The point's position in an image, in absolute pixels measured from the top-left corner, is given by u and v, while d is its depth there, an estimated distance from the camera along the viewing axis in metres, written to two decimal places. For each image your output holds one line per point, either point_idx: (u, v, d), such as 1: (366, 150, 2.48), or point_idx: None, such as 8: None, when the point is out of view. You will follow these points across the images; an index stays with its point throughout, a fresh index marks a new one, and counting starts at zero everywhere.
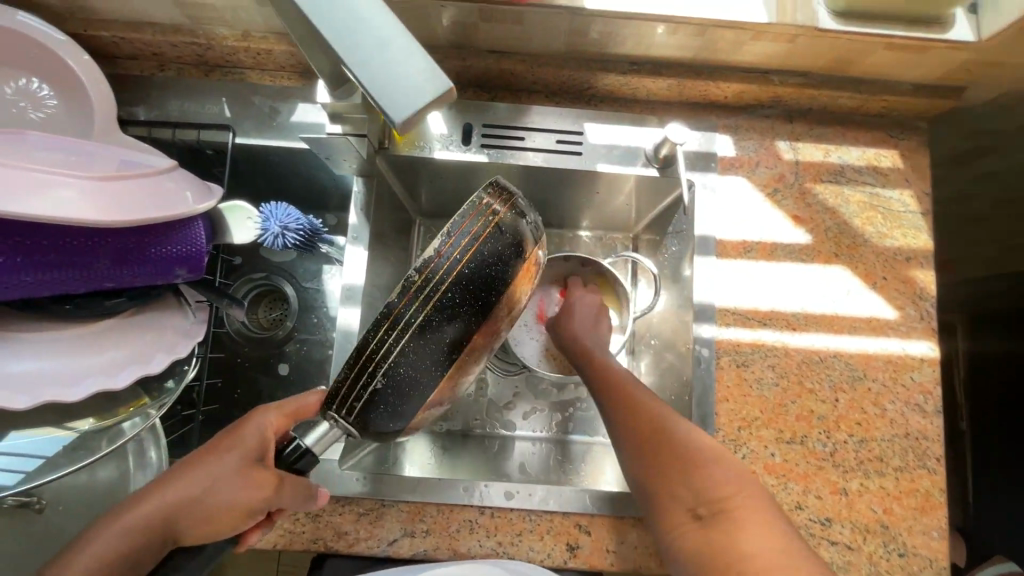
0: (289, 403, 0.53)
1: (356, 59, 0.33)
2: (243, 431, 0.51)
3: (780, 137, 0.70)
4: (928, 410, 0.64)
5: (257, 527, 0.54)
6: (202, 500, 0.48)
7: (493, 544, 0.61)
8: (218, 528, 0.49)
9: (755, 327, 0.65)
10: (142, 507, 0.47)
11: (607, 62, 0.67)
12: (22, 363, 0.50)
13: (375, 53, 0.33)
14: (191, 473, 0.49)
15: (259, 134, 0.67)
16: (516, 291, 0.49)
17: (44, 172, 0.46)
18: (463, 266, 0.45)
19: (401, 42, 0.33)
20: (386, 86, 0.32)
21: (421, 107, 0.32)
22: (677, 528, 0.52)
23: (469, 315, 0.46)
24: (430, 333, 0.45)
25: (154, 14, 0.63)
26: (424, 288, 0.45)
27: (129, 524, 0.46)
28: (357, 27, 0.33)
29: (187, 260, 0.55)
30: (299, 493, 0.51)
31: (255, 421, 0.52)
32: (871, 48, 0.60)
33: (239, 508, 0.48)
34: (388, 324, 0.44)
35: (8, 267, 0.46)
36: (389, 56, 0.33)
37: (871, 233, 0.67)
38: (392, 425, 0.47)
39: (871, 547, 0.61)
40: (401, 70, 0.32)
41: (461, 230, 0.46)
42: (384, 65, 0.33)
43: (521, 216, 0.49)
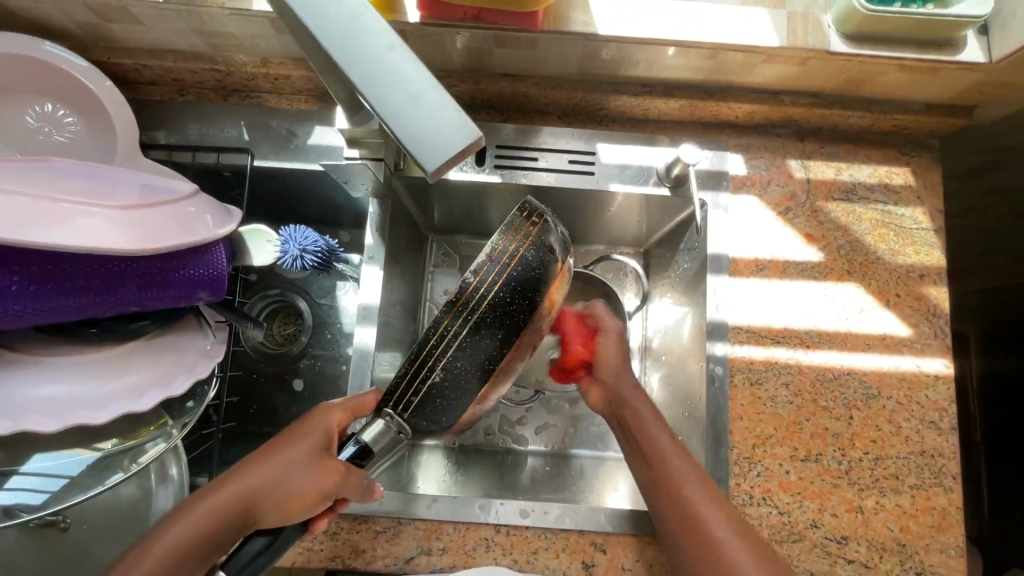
0: (348, 400, 0.54)
1: (386, 108, 0.33)
2: (312, 424, 0.52)
3: (791, 155, 0.70)
4: (943, 428, 0.64)
5: (324, 514, 0.53)
6: (274, 488, 0.48)
7: (509, 562, 0.61)
8: (292, 513, 0.49)
9: (768, 345, 0.66)
10: (217, 495, 0.47)
11: (619, 85, 0.68)
12: (49, 387, 0.51)
13: (405, 101, 0.34)
14: (263, 461, 0.49)
15: (277, 157, 0.68)
16: (554, 292, 0.53)
17: (71, 203, 0.47)
18: (513, 272, 0.50)
19: (430, 89, 0.34)
20: (418, 138, 0.33)
21: (453, 155, 0.32)
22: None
23: (517, 313, 0.50)
24: (484, 329, 0.49)
25: (175, 42, 0.65)
26: (479, 291, 0.49)
27: (205, 511, 0.46)
28: (387, 75, 0.34)
29: (208, 283, 0.56)
30: (361, 486, 0.51)
31: (320, 415, 0.52)
32: (884, 70, 0.61)
33: (311, 496, 0.48)
34: (445, 325, 0.49)
35: (36, 294, 0.48)
36: (418, 104, 0.33)
37: (884, 251, 0.68)
38: (446, 417, 0.51)
39: (888, 566, 0.61)
40: (431, 119, 0.33)
41: (508, 238, 0.51)
42: (416, 114, 0.33)
43: (555, 227, 0.53)
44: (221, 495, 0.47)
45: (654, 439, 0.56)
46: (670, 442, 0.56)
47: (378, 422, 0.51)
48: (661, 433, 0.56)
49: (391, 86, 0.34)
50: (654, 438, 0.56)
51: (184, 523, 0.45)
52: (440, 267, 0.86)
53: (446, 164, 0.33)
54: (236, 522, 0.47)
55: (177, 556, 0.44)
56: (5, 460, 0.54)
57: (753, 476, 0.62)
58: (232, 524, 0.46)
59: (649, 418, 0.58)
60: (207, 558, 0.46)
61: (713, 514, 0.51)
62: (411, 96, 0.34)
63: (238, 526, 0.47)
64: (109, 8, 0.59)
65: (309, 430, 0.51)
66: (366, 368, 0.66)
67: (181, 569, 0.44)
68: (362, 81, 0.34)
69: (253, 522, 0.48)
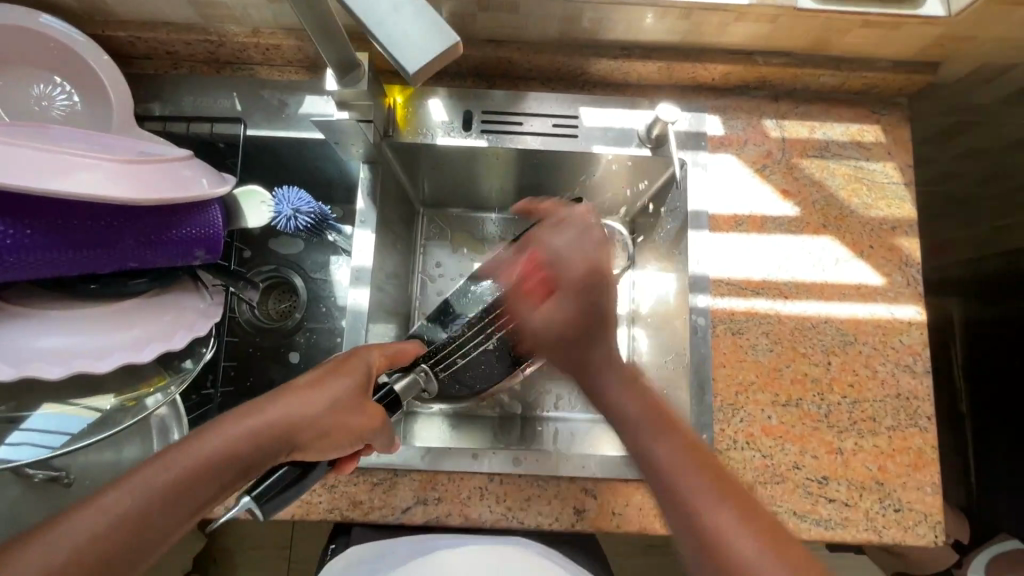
0: (388, 349, 0.58)
1: (366, 19, 0.33)
2: (354, 365, 0.53)
3: (767, 115, 0.73)
4: (918, 371, 0.66)
5: (352, 458, 0.55)
6: (317, 418, 0.48)
7: (503, 510, 0.63)
8: (328, 445, 0.49)
9: (748, 296, 0.68)
10: (262, 416, 0.46)
11: (599, 49, 0.71)
12: (53, 339, 0.53)
13: (383, 10, 0.34)
14: (307, 391, 0.49)
15: (269, 125, 0.70)
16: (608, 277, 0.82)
17: (73, 155, 0.49)
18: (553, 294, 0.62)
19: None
20: (403, 42, 0.33)
21: (432, 56, 0.33)
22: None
23: None
24: None
25: (169, 14, 0.67)
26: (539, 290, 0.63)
27: (250, 430, 0.45)
28: None
29: (205, 241, 0.57)
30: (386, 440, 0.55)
31: (360, 356, 0.54)
32: (849, 26, 0.64)
33: (350, 432, 0.50)
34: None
35: (39, 245, 0.49)
36: (395, 13, 0.34)
37: (857, 204, 0.70)
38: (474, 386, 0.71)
39: (868, 504, 0.63)
40: (410, 25, 0.34)
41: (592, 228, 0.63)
42: (395, 22, 0.34)
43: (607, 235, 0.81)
44: (265, 417, 0.46)
45: (641, 428, 0.46)
46: (670, 433, 0.46)
47: (407, 376, 0.62)
48: (641, 408, 0.48)
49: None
50: (643, 429, 0.46)
51: (220, 439, 0.44)
52: (432, 240, 0.88)
53: (431, 63, 0.33)
54: (273, 448, 0.47)
55: (211, 471, 0.43)
56: (14, 410, 0.56)
57: (737, 421, 0.65)
58: (270, 449, 0.46)
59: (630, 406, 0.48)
60: (241, 478, 0.45)
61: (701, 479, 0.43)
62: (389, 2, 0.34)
63: (277, 453, 0.47)
64: None
65: (354, 369, 0.53)
66: (361, 327, 0.68)
67: (216, 483, 0.43)
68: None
69: (286, 454, 0.48)
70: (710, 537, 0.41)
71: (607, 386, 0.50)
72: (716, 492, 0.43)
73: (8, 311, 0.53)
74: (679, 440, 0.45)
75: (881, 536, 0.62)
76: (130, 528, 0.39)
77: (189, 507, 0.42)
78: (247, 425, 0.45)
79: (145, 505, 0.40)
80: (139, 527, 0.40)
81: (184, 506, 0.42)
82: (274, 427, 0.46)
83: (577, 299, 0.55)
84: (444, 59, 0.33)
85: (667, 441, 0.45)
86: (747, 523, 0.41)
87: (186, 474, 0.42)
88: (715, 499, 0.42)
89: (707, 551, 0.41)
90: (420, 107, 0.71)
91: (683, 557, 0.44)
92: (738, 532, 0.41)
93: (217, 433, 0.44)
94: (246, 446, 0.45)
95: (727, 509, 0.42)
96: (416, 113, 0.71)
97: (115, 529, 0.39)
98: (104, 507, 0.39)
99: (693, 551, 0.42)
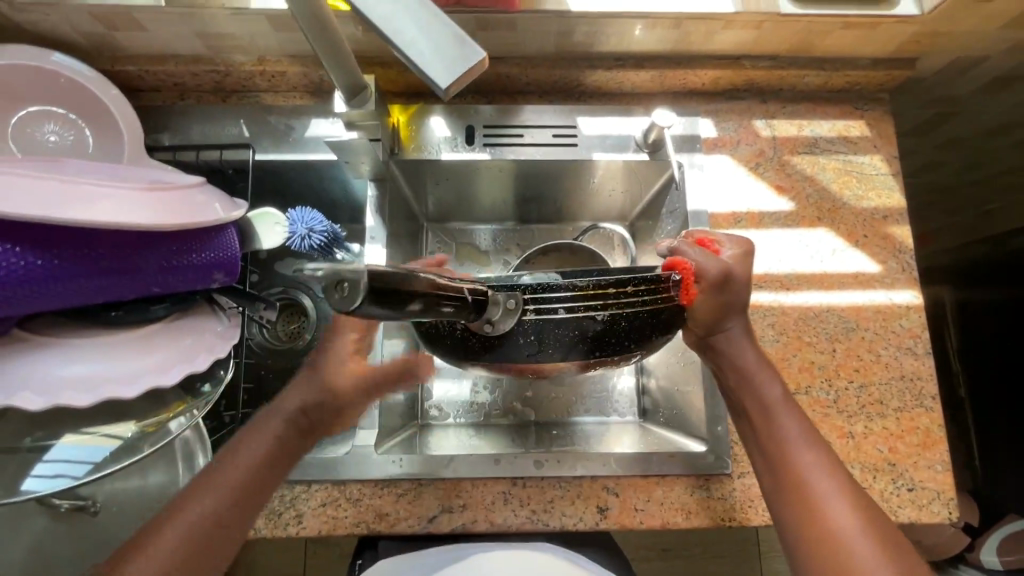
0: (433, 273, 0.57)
1: (394, 38, 0.35)
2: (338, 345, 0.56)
3: (756, 116, 0.76)
4: (919, 353, 0.69)
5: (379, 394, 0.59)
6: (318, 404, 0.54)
7: (527, 513, 0.64)
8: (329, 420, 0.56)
9: (751, 290, 0.70)
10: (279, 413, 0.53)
11: (593, 60, 0.74)
12: (75, 368, 0.53)
13: (409, 28, 0.35)
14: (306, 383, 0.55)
15: (276, 149, 0.72)
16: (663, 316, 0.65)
17: (87, 184, 0.50)
18: (667, 303, 0.52)
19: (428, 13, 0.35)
20: (427, 50, 0.34)
21: (461, 71, 0.34)
22: (804, 546, 0.49)
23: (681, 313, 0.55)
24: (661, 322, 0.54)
25: (177, 47, 0.70)
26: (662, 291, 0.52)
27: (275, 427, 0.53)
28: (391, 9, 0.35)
29: (222, 265, 0.58)
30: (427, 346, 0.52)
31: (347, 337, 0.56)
32: (830, 28, 0.68)
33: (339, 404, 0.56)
34: (636, 294, 0.50)
35: (57, 276, 0.49)
36: (418, 28, 0.35)
37: (849, 196, 0.73)
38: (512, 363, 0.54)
39: (881, 485, 0.64)
40: (434, 41, 0.34)
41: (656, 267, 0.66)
42: (420, 39, 0.35)
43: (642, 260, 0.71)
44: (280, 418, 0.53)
45: (775, 406, 0.55)
46: (792, 413, 0.55)
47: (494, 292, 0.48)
48: (781, 397, 0.55)
49: (386, 5, 0.35)
50: (775, 411, 0.55)
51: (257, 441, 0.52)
52: (437, 253, 0.89)
53: (459, 79, 0.34)
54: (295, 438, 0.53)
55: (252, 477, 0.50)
56: (43, 438, 0.56)
57: None
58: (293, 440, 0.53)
59: (749, 362, 0.56)
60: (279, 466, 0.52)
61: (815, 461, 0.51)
62: (409, 12, 0.35)
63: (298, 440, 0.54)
64: (114, 15, 0.64)
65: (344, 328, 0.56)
66: None
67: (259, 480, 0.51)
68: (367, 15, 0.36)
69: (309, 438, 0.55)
70: (809, 498, 0.50)
71: (747, 359, 0.57)
72: (823, 464, 0.51)
73: (35, 342, 0.53)
74: (799, 423, 0.54)
75: (897, 516, 0.63)
76: (206, 541, 0.47)
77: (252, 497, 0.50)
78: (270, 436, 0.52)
79: (213, 519, 0.48)
80: (211, 537, 0.47)
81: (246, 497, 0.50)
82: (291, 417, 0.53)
83: (749, 272, 0.56)
84: (472, 71, 0.34)
85: (789, 418, 0.54)
86: (839, 490, 0.50)
87: (234, 487, 0.49)
88: (814, 465, 0.51)
89: (802, 506, 0.50)
90: (424, 124, 0.74)
91: (773, 512, 0.53)
92: (841, 513, 0.49)
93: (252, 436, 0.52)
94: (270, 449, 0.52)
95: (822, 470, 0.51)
96: (420, 130, 0.74)
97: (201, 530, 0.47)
98: (187, 514, 0.47)
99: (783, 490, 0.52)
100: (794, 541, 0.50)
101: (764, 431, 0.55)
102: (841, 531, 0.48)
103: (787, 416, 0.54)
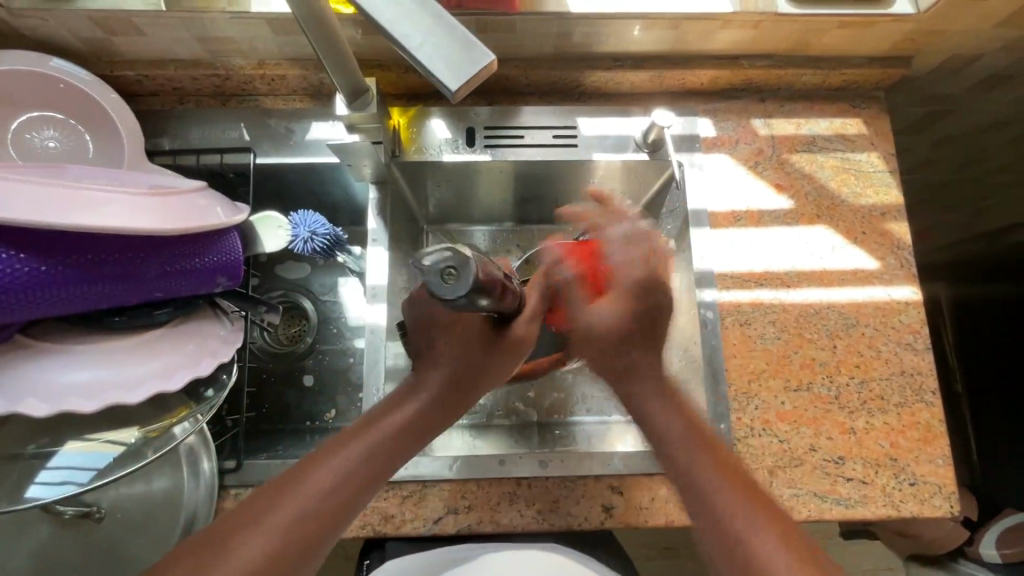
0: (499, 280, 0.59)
1: (401, 40, 0.35)
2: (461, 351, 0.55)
3: (754, 115, 0.77)
4: (919, 348, 0.69)
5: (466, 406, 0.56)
6: (418, 423, 0.52)
7: (533, 513, 0.64)
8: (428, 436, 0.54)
9: (752, 288, 0.71)
10: (382, 424, 0.51)
11: (592, 61, 0.74)
12: (77, 374, 0.53)
13: (416, 31, 0.35)
14: (413, 397, 0.53)
15: (277, 152, 0.72)
16: None
17: (91, 190, 0.50)
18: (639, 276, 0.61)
19: (435, 16, 0.35)
20: (435, 54, 0.34)
21: (469, 72, 0.34)
22: None
23: None
24: None
25: (176, 51, 0.70)
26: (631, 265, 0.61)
27: (377, 439, 0.50)
28: (398, 12, 0.35)
29: (225, 268, 0.59)
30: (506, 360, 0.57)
31: (467, 336, 0.54)
32: (827, 27, 0.68)
33: (437, 421, 0.54)
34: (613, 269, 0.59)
35: (61, 283, 0.49)
36: (425, 31, 0.35)
37: (847, 194, 0.74)
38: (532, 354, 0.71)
39: (883, 480, 0.65)
40: (440, 43, 0.34)
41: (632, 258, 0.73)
42: (427, 41, 0.35)
43: None
44: (384, 429, 0.50)
45: (688, 448, 0.51)
46: (706, 452, 0.51)
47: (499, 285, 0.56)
48: (685, 427, 0.53)
49: (395, 9, 0.35)
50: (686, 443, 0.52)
51: (354, 449, 0.48)
52: None
53: (468, 82, 0.34)
54: (397, 452, 0.51)
55: (341, 492, 0.46)
56: (46, 445, 0.56)
57: (752, 409, 0.67)
58: (394, 453, 0.51)
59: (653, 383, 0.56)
60: (377, 480, 0.49)
61: (733, 502, 0.47)
62: (418, 17, 0.35)
63: (398, 455, 0.51)
64: (113, 21, 0.64)
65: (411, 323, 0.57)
66: (378, 343, 0.70)
67: (353, 492, 0.47)
68: (373, 18, 0.36)
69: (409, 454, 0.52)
70: (743, 553, 0.45)
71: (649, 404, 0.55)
72: (739, 502, 0.47)
73: (36, 348, 0.52)
74: (709, 459, 0.50)
75: (899, 510, 0.64)
76: (277, 567, 0.42)
77: (344, 511, 0.46)
78: (360, 448, 0.49)
79: (295, 532, 0.43)
80: (294, 551, 0.43)
81: (337, 513, 0.46)
82: (393, 432, 0.51)
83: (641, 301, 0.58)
84: (480, 76, 0.34)
85: (700, 459, 0.50)
86: (756, 517, 0.46)
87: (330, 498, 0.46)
88: (723, 488, 0.48)
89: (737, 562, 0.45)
90: (424, 126, 0.74)
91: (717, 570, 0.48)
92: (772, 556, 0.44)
93: (351, 445, 0.49)
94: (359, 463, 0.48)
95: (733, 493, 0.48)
96: (421, 132, 0.74)
97: (289, 542, 0.43)
98: (273, 524, 0.43)
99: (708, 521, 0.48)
100: None
101: (683, 483, 0.51)
102: (759, 555, 0.44)
103: (697, 456, 0.51)
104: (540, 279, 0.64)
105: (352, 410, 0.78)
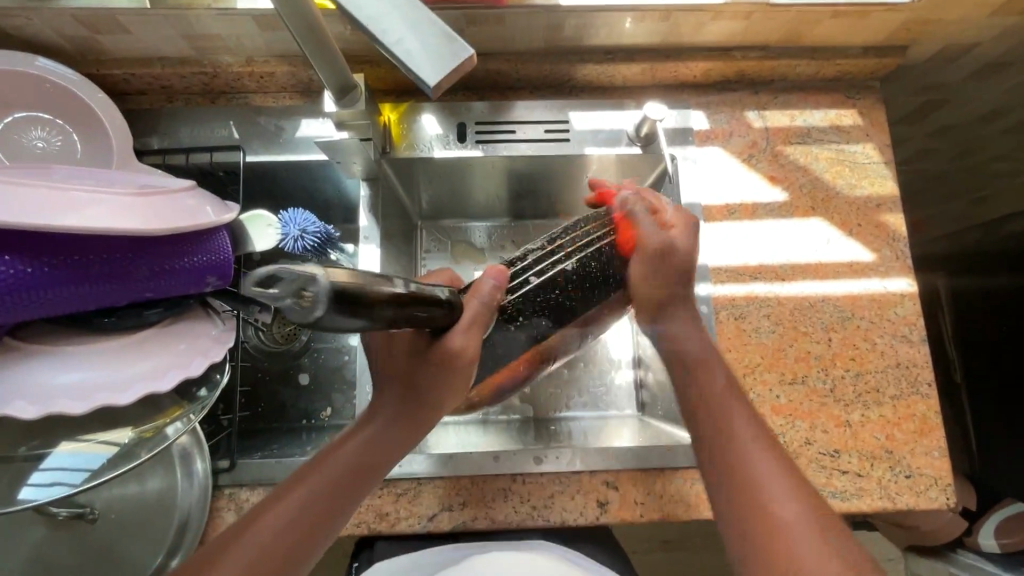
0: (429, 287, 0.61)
1: (380, 36, 0.34)
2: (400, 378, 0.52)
3: (748, 107, 0.76)
4: (914, 340, 0.69)
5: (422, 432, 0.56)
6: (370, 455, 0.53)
7: (527, 509, 0.64)
8: (384, 465, 0.54)
9: (746, 281, 0.70)
10: (332, 460, 0.51)
11: (583, 55, 0.74)
12: (68, 375, 0.52)
13: (395, 27, 0.34)
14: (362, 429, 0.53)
15: (266, 150, 0.72)
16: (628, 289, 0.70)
17: (77, 191, 0.49)
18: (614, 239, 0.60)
19: (415, 11, 0.35)
20: (415, 49, 0.34)
21: (449, 68, 0.34)
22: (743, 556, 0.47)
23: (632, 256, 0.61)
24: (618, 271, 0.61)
25: (163, 49, 0.69)
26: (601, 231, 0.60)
27: (328, 475, 0.50)
28: (377, 8, 0.35)
29: (215, 267, 0.57)
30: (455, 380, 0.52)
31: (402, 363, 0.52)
32: (819, 18, 0.68)
33: (390, 452, 0.54)
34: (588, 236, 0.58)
35: (49, 284, 0.49)
36: (405, 27, 0.34)
37: (842, 185, 0.73)
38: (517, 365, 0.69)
39: (879, 472, 0.65)
40: (420, 40, 0.34)
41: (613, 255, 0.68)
42: (407, 37, 0.34)
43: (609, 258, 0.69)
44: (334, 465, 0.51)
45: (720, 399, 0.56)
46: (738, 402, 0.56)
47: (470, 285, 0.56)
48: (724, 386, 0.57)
49: (377, 4, 0.35)
50: (711, 392, 0.57)
51: (305, 488, 0.49)
52: (432, 252, 0.89)
53: (449, 77, 0.34)
54: (350, 485, 0.51)
55: (291, 532, 0.47)
56: (38, 448, 0.55)
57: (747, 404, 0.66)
58: (347, 486, 0.51)
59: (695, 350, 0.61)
60: (331, 517, 0.50)
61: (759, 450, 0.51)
62: (398, 13, 0.35)
63: (354, 487, 0.51)
64: (98, 19, 0.63)
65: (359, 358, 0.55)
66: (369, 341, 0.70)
67: (306, 531, 0.48)
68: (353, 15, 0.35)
69: (365, 487, 0.53)
70: (755, 499, 0.48)
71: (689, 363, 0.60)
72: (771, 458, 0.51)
73: (26, 350, 0.52)
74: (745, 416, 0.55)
75: (895, 503, 0.63)
76: None
77: (298, 551, 0.47)
78: (307, 487, 0.49)
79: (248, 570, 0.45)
80: None
81: (292, 554, 0.47)
82: (345, 467, 0.51)
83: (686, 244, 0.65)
84: (459, 71, 0.34)
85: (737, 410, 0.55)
86: (777, 466, 0.50)
87: (282, 540, 0.46)
88: (760, 455, 0.51)
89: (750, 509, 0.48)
90: (415, 122, 0.74)
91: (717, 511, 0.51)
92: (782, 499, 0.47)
93: (303, 484, 0.49)
94: (310, 499, 0.49)
95: (763, 455, 0.51)
96: (413, 128, 0.73)
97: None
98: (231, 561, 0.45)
99: (721, 485, 0.51)
100: (739, 555, 0.47)
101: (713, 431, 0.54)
102: (772, 492, 0.48)
103: (739, 416, 0.55)
104: (488, 277, 0.53)
105: (348, 407, 0.78)
